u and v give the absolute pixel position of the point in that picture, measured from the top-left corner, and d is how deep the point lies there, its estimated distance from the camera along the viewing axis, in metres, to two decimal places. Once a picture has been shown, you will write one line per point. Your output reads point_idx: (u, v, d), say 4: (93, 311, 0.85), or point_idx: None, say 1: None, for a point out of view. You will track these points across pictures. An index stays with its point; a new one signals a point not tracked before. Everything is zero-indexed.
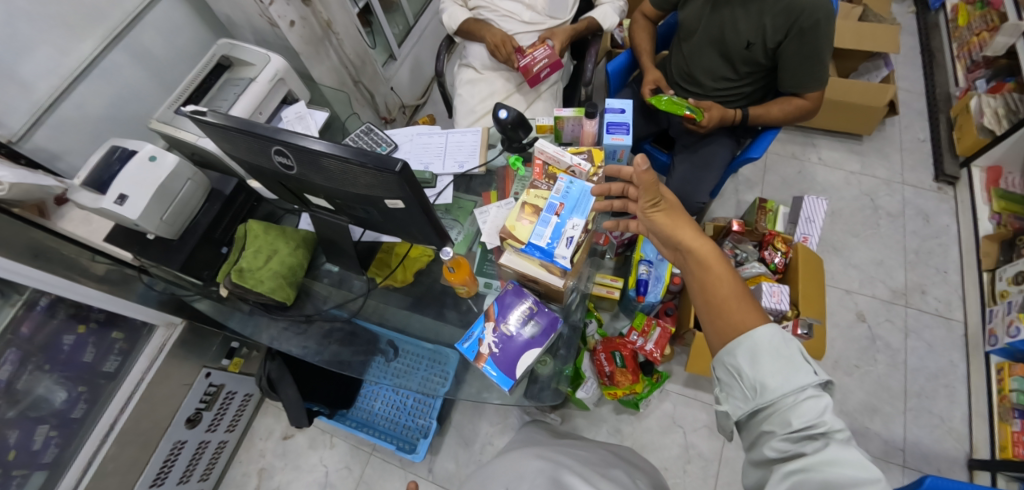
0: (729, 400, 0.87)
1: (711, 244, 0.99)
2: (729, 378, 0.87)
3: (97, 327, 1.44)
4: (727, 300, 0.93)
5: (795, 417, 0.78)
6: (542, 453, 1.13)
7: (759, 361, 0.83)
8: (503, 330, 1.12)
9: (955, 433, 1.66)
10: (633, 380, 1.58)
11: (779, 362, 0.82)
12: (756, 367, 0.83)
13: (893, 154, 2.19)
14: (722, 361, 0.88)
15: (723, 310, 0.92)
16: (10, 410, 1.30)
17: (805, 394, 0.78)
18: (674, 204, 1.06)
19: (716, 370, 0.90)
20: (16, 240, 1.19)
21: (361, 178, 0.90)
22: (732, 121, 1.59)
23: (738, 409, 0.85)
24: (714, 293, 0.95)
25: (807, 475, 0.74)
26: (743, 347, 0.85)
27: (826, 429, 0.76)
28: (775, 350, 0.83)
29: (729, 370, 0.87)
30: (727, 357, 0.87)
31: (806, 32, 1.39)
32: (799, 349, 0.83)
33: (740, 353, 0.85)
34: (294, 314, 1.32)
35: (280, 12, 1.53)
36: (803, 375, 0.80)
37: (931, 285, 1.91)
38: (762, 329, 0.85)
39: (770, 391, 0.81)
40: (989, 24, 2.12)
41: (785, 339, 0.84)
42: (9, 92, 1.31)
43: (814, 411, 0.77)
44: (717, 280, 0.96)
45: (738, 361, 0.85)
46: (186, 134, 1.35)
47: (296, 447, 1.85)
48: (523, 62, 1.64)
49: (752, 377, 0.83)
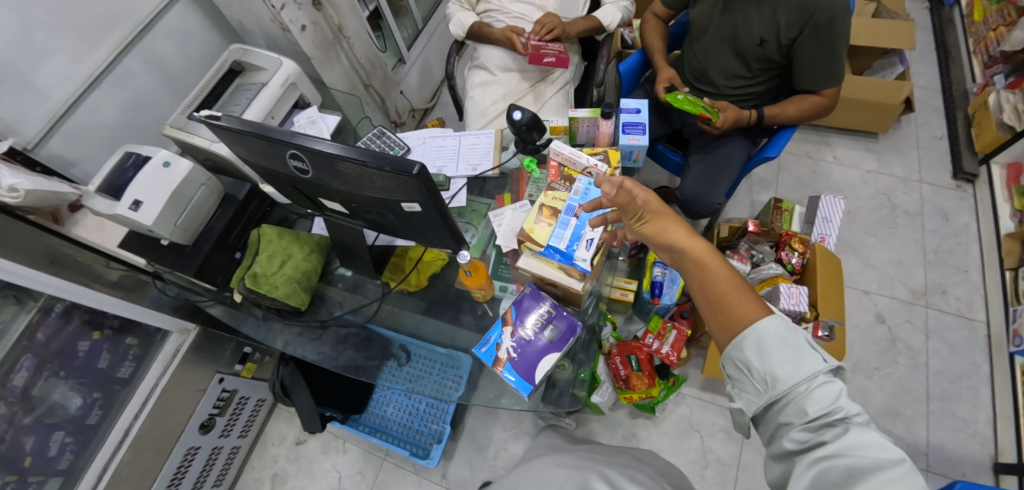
0: (742, 395, 0.84)
1: (705, 242, 0.94)
2: (739, 374, 0.84)
3: (111, 334, 1.44)
4: (728, 294, 0.89)
5: (811, 405, 0.76)
6: (563, 461, 1.11)
7: (767, 351, 0.81)
8: (521, 335, 1.10)
9: (980, 436, 1.62)
10: (649, 384, 1.56)
11: (786, 351, 0.80)
12: (765, 359, 0.81)
13: (910, 152, 2.16)
14: (730, 357, 0.85)
15: (726, 304, 0.88)
16: (26, 416, 1.30)
17: (817, 381, 0.77)
18: (661, 209, 0.99)
19: (725, 367, 0.87)
20: (33, 246, 1.19)
21: (379, 182, 0.88)
22: (748, 121, 1.56)
23: (753, 403, 0.82)
24: (715, 288, 0.91)
25: (833, 463, 0.71)
26: (750, 339, 0.83)
27: (844, 415, 0.74)
28: (781, 340, 0.80)
29: (738, 366, 0.84)
30: (735, 352, 0.84)
31: (821, 29, 1.37)
32: (805, 337, 0.81)
33: (748, 346, 0.83)
34: (307, 320, 1.31)
35: (291, 16, 1.53)
36: (812, 361, 0.78)
37: (952, 285, 1.87)
38: (765, 321, 0.83)
39: (781, 381, 0.79)
40: (1006, 19, 2.07)
41: (791, 328, 0.82)
42: (23, 99, 1.31)
43: (829, 397, 0.75)
44: (714, 276, 0.91)
45: (746, 355, 0.83)
46: (199, 140, 1.36)
47: (309, 452, 1.84)
48: (535, 50, 1.63)
49: (762, 370, 0.81)
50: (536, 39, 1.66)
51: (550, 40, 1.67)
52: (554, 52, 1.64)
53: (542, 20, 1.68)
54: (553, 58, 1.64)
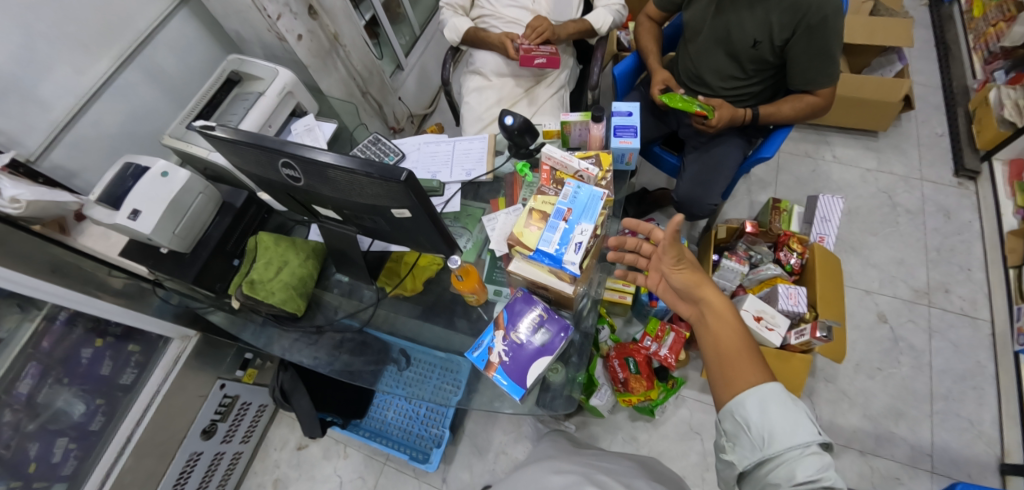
0: (737, 449, 0.91)
1: (731, 307, 1.03)
2: (737, 428, 0.92)
3: (114, 341, 1.46)
4: (738, 355, 0.98)
5: (799, 469, 0.82)
6: (560, 467, 1.11)
7: (766, 412, 0.88)
8: (513, 338, 1.11)
9: (985, 437, 1.60)
10: (648, 386, 1.55)
11: (784, 417, 0.87)
12: (764, 418, 0.88)
13: (910, 150, 2.14)
14: (730, 413, 0.93)
15: (733, 362, 0.97)
16: (31, 423, 1.32)
17: (808, 449, 0.83)
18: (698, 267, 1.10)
19: (724, 420, 0.94)
20: (37, 256, 1.22)
21: (369, 188, 0.90)
22: (742, 120, 1.55)
23: (746, 458, 0.89)
24: (728, 347, 1.00)
25: None
26: (752, 398, 0.90)
27: (830, 484, 0.79)
28: (781, 406, 0.88)
29: (736, 422, 0.91)
30: (737, 408, 0.92)
31: (814, 29, 1.36)
32: (804, 410, 0.88)
33: (749, 405, 0.90)
34: (304, 325, 1.32)
35: (287, 26, 1.56)
36: (807, 431, 0.85)
37: (954, 284, 1.85)
38: (768, 386, 0.91)
39: (776, 442, 0.86)
40: (1005, 14, 2.06)
41: (792, 398, 0.89)
42: (28, 111, 1.34)
43: (818, 466, 0.81)
44: (727, 334, 1.01)
45: (746, 412, 0.90)
46: (196, 149, 1.39)
47: (311, 457, 1.85)
48: (524, 52, 1.66)
49: (760, 431, 0.88)
50: (526, 41, 1.69)
51: (540, 44, 1.69)
52: (544, 53, 1.65)
53: (531, 24, 1.69)
54: (543, 60, 1.66)
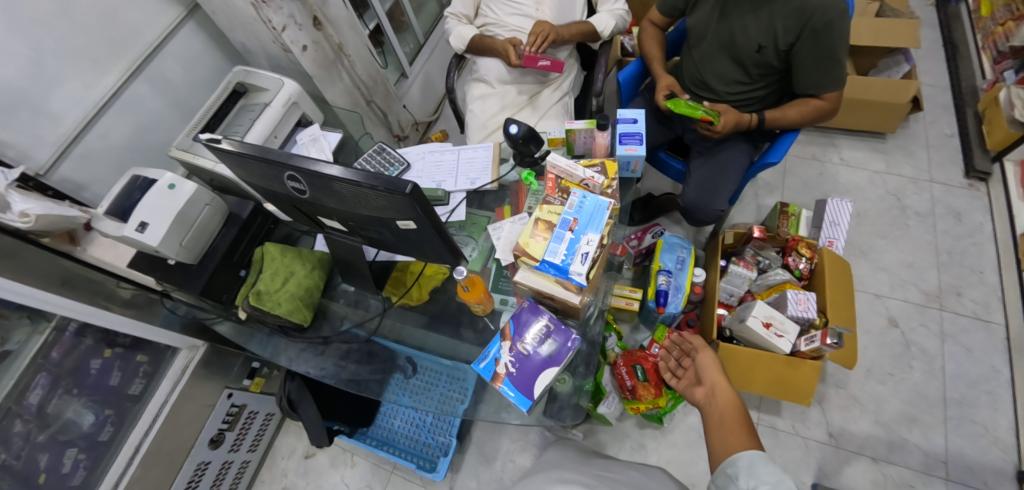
0: None
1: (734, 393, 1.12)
2: (727, 482, 0.94)
3: (123, 351, 1.47)
4: (732, 425, 1.04)
5: None
6: (565, 477, 1.10)
7: (755, 469, 0.91)
8: (520, 349, 1.10)
9: (1001, 443, 1.58)
10: (657, 394, 1.51)
11: (772, 474, 0.89)
12: (752, 473, 0.90)
13: (919, 152, 2.12)
14: (722, 469, 0.96)
15: (729, 429, 1.03)
16: (40, 434, 1.33)
17: None
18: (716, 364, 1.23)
19: (716, 477, 0.97)
20: (48, 268, 1.24)
21: (374, 200, 0.89)
22: (748, 125, 1.54)
23: None
24: (728, 418, 1.06)
25: None
26: (744, 457, 0.94)
27: None
28: (769, 465, 0.90)
29: (727, 475, 0.94)
30: (729, 464, 0.95)
31: (819, 33, 1.35)
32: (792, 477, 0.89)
33: (740, 462, 0.93)
34: (311, 336, 1.32)
35: (292, 37, 1.57)
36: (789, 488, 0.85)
37: (966, 287, 1.83)
38: (757, 451, 0.94)
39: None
40: (1014, 13, 2.05)
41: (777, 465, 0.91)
42: (38, 125, 1.36)
43: None
44: (728, 410, 1.08)
45: (737, 468, 0.93)
46: (203, 161, 1.40)
47: (318, 465, 1.85)
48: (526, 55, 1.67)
49: (747, 482, 0.90)
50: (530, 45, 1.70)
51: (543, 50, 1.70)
52: (548, 57, 1.65)
53: (535, 31, 1.70)
54: (548, 63, 1.65)
